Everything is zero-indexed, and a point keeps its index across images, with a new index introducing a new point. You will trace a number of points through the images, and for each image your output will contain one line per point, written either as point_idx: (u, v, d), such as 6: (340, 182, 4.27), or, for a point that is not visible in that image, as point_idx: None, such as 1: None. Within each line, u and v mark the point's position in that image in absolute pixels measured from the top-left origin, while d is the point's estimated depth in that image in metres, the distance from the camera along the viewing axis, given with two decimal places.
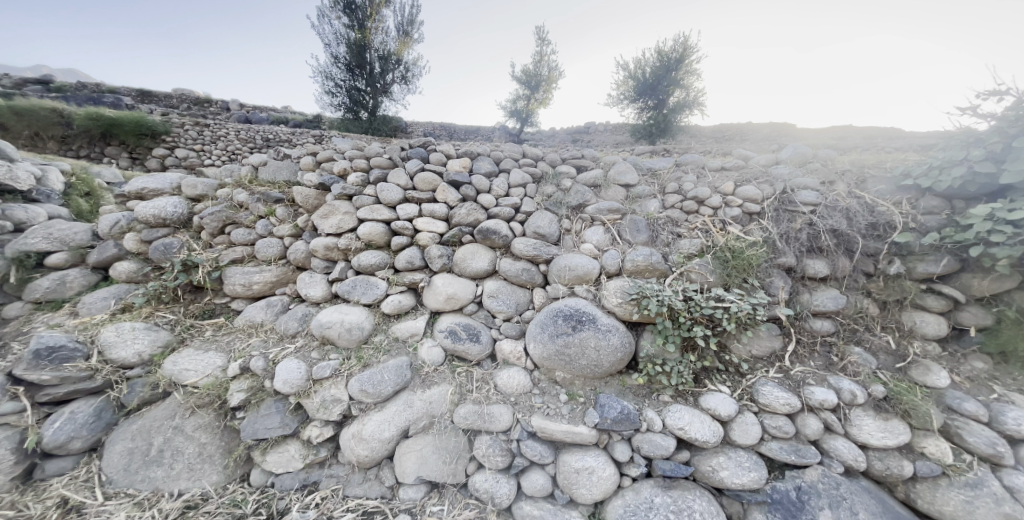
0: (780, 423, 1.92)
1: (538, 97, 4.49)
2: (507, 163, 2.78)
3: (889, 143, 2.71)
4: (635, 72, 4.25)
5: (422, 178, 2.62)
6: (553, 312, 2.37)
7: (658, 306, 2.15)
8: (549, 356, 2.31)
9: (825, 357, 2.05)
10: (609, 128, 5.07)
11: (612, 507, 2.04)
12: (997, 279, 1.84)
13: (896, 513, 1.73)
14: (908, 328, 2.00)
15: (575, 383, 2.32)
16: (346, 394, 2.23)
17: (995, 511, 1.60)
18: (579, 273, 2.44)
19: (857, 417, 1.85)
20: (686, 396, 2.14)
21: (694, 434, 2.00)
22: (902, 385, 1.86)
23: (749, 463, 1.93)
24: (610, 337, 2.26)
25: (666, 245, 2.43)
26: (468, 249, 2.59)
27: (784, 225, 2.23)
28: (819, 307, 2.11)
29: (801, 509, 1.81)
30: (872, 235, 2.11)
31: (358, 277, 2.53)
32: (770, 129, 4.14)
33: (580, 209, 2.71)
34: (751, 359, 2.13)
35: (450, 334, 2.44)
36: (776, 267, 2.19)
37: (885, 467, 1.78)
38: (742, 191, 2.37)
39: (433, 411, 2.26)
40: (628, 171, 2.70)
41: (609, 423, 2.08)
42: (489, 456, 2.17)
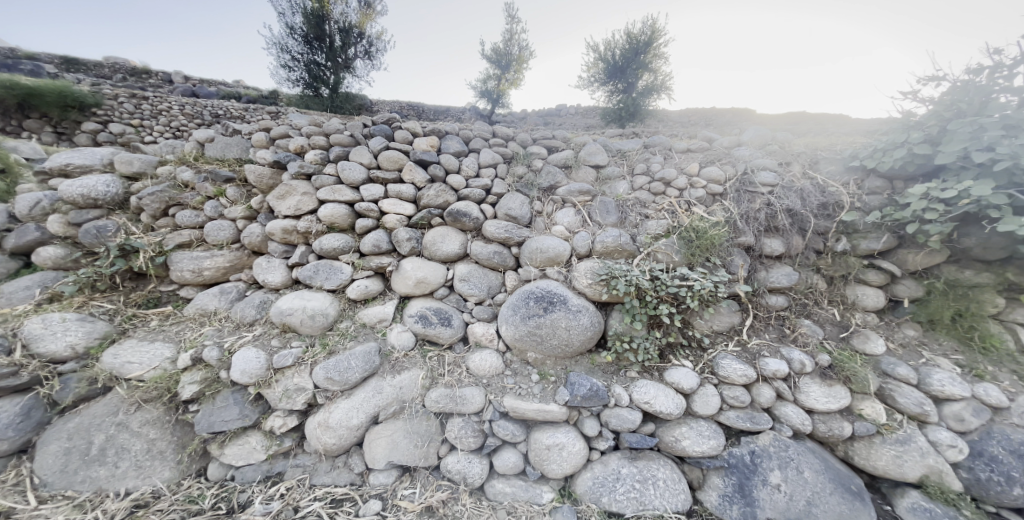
0: (736, 393, 2.03)
1: (509, 77, 4.38)
2: (477, 142, 2.70)
3: (841, 128, 2.85)
4: (604, 53, 4.22)
5: (387, 157, 2.50)
6: (525, 294, 2.38)
7: (626, 286, 2.19)
8: (521, 337, 2.32)
9: (778, 329, 2.18)
10: (580, 110, 5.05)
11: (582, 480, 2.10)
12: (929, 254, 2.00)
13: (836, 470, 1.89)
14: (851, 301, 2.15)
15: (546, 364, 2.35)
16: (310, 382, 2.15)
17: (919, 462, 1.77)
18: (550, 255, 2.44)
19: (806, 384, 1.98)
20: (652, 371, 2.22)
21: (659, 407, 2.08)
22: (845, 353, 2.00)
23: (708, 431, 2.04)
24: (581, 317, 2.29)
25: (634, 226, 2.47)
26: (438, 232, 2.53)
27: (745, 205, 2.31)
28: (774, 284, 2.22)
29: (754, 471, 1.93)
30: (824, 214, 2.22)
31: (321, 261, 2.42)
32: (733, 113, 4.26)
33: (551, 190, 2.70)
34: (712, 334, 2.23)
35: (420, 318, 2.39)
36: (736, 246, 2.27)
37: (828, 430, 1.93)
38: (706, 172, 2.44)
39: (403, 396, 2.23)
40: (598, 153, 2.71)
41: (578, 400, 2.13)
42: (461, 438, 2.17)
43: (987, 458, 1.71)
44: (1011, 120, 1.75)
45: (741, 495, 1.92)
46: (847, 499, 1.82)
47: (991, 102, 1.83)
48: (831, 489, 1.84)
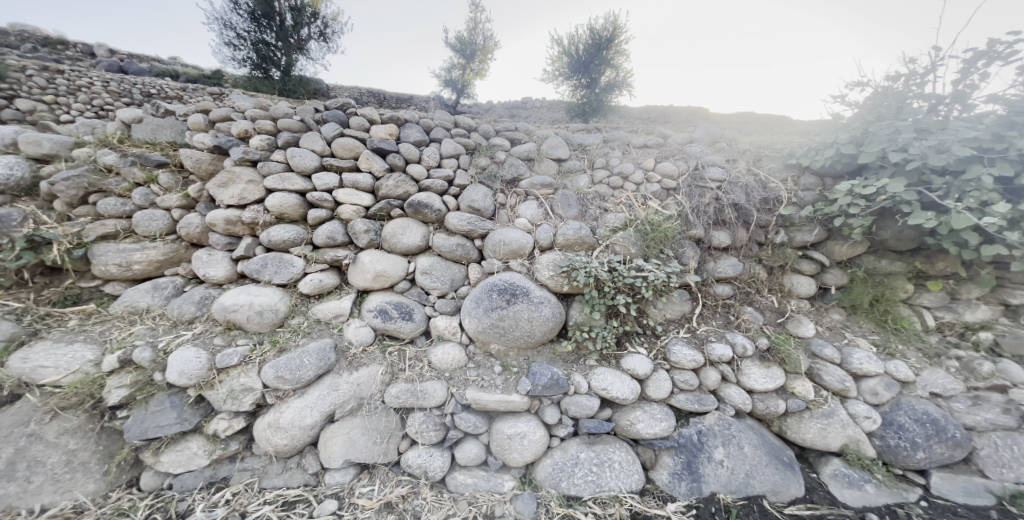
0: (686, 377, 2.15)
1: (474, 67, 4.31)
2: (439, 132, 2.64)
3: (782, 128, 3.06)
4: (568, 48, 4.25)
5: (342, 145, 2.39)
6: (488, 287, 2.37)
7: (586, 277, 2.24)
8: (484, 329, 2.32)
9: (724, 316, 2.32)
10: (546, 104, 5.08)
11: (542, 467, 2.15)
12: (853, 245, 2.20)
13: (771, 444, 2.06)
14: (788, 289, 2.33)
15: (509, 355, 2.36)
16: (258, 382, 2.03)
17: (841, 433, 1.96)
18: (513, 247, 2.45)
19: (747, 367, 2.13)
20: (610, 359, 2.30)
21: (615, 393, 2.17)
22: (781, 336, 2.17)
23: (660, 414, 2.16)
24: (543, 308, 2.32)
25: (594, 219, 2.54)
26: (398, 224, 2.46)
27: (696, 199, 2.44)
28: (721, 274, 2.36)
29: (701, 449, 2.07)
30: (765, 209, 2.38)
31: (270, 254, 2.28)
32: (689, 112, 4.46)
33: (514, 183, 2.69)
34: (665, 322, 2.35)
35: (380, 313, 2.32)
36: (688, 239, 2.39)
37: (765, 407, 2.09)
38: (661, 167, 2.55)
39: (361, 393, 2.16)
40: (560, 146, 2.74)
41: (540, 389, 2.17)
42: (422, 432, 2.15)
43: (896, 427, 1.91)
44: (921, 124, 1.92)
45: (688, 472, 2.05)
46: (780, 470, 1.99)
47: (906, 107, 2.02)
48: (767, 462, 2.01)
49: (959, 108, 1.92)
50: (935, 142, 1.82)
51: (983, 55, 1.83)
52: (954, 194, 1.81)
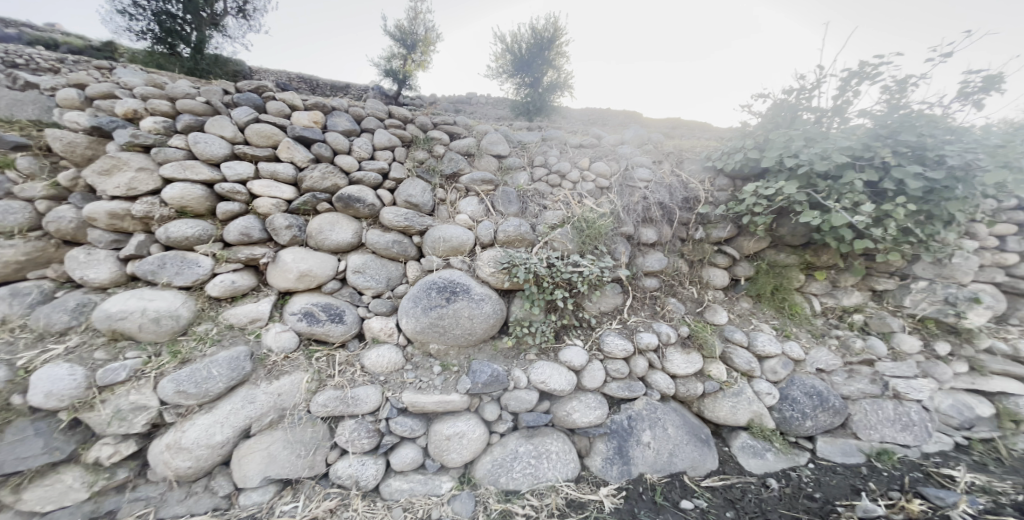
0: (618, 366, 2.27)
1: (416, 59, 4.17)
2: (371, 122, 2.51)
3: (703, 133, 3.35)
4: (511, 45, 4.27)
5: (257, 132, 2.19)
6: (426, 285, 2.30)
7: (525, 274, 2.26)
8: (422, 329, 2.25)
9: (652, 307, 2.49)
10: (492, 101, 5.08)
11: (481, 465, 2.14)
12: (758, 240, 2.46)
13: (691, 423, 2.25)
14: (706, 281, 2.55)
15: (449, 354, 2.32)
16: (154, 399, 1.79)
17: (747, 409, 2.19)
18: (453, 244, 2.41)
19: (671, 354, 2.30)
20: (548, 353, 2.35)
21: (553, 385, 2.22)
22: (700, 324, 2.37)
23: (595, 403, 2.25)
24: (483, 305, 2.30)
25: (534, 216, 2.58)
26: (326, 219, 2.31)
27: (626, 198, 2.59)
28: (649, 268, 2.52)
29: (631, 433, 2.19)
30: (686, 207, 2.58)
31: (169, 253, 2.01)
32: (626, 116, 4.71)
33: (454, 178, 2.64)
34: (599, 315, 2.45)
35: (306, 316, 2.16)
36: (620, 235, 2.52)
37: (685, 390, 2.27)
38: (595, 167, 2.68)
39: (283, 404, 1.99)
40: (499, 142, 2.72)
41: (479, 387, 2.16)
42: (354, 441, 2.03)
43: (790, 400, 2.17)
44: (809, 134, 2.18)
45: (619, 456, 2.16)
46: (698, 447, 2.17)
47: (798, 118, 2.28)
48: (687, 440, 2.18)
49: (838, 121, 2.21)
50: (820, 150, 2.07)
51: (855, 75, 2.12)
52: (833, 195, 2.09)
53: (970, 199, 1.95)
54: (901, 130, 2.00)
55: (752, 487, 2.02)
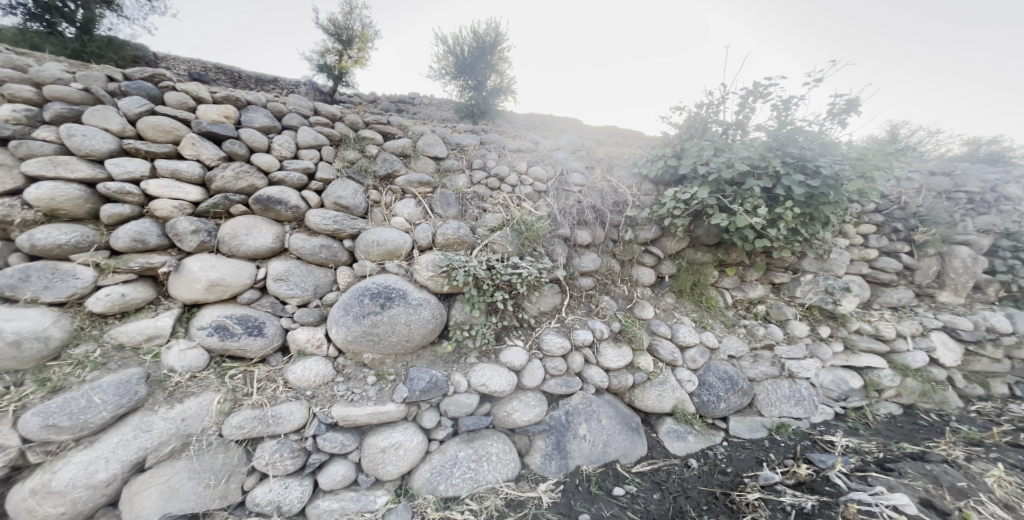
0: (556, 364, 2.35)
1: (352, 54, 3.97)
2: (294, 118, 2.35)
3: (634, 141, 3.59)
4: (453, 48, 4.25)
5: (153, 125, 1.96)
6: (359, 291, 2.20)
7: (464, 277, 2.25)
8: (354, 338, 2.14)
9: (588, 306, 2.61)
10: (436, 102, 5.01)
11: (419, 474, 2.08)
12: (679, 241, 2.69)
13: (623, 414, 2.38)
14: (636, 279, 2.73)
15: (385, 363, 2.23)
16: (14, 437, 1.52)
17: (672, 396, 2.38)
18: (388, 248, 2.33)
19: (604, 349, 2.43)
20: (489, 355, 2.36)
21: (493, 387, 2.23)
22: (630, 320, 2.53)
23: (534, 401, 2.30)
24: (421, 310, 2.24)
25: (474, 218, 2.58)
26: (242, 223, 2.11)
27: (562, 202, 2.69)
28: (584, 268, 2.63)
29: (568, 428, 2.27)
30: (616, 210, 2.74)
31: (36, 263, 1.72)
32: (567, 122, 4.91)
33: (389, 179, 2.55)
34: (539, 315, 2.51)
35: (218, 330, 1.96)
36: (557, 237, 2.61)
37: (618, 383, 2.41)
38: (532, 171, 2.75)
39: (188, 430, 1.78)
40: (436, 144, 2.67)
41: (417, 394, 2.10)
42: (275, 463, 1.87)
43: (707, 385, 2.39)
44: (717, 144, 2.42)
45: (557, 451, 2.22)
46: (629, 435, 2.30)
47: (709, 130, 2.53)
48: (619, 429, 2.30)
49: (741, 134, 2.49)
50: (726, 159, 2.31)
51: (751, 94, 2.40)
52: (736, 200, 2.34)
53: (840, 203, 2.29)
54: (787, 143, 2.30)
55: (675, 469, 2.19)
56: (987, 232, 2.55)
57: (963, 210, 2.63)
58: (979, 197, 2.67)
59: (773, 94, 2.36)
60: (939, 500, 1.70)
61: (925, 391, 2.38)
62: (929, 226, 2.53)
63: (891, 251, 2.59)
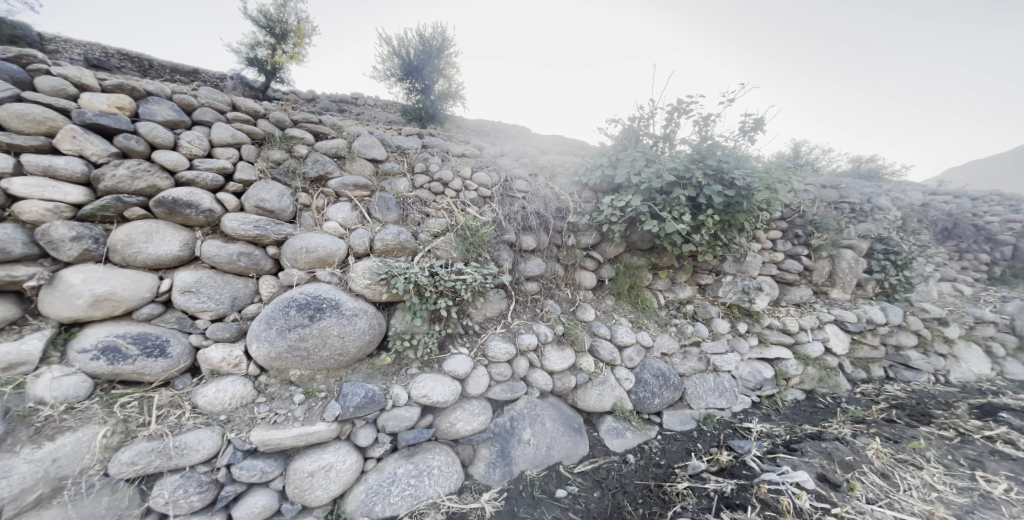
0: (501, 370, 2.34)
1: (287, 49, 3.72)
2: (206, 113, 2.13)
3: (577, 150, 3.73)
4: (398, 50, 4.14)
5: (18, 114, 1.68)
6: (284, 303, 2.03)
7: (405, 284, 2.17)
8: (279, 354, 1.97)
9: (533, 310, 2.65)
10: (382, 104, 4.84)
11: (353, 496, 1.94)
12: (617, 246, 2.84)
13: (567, 415, 2.42)
14: (578, 283, 2.82)
15: (316, 379, 2.07)
16: None
17: (612, 394, 2.48)
18: (319, 255, 2.18)
19: (548, 352, 2.47)
20: (432, 364, 2.29)
21: (435, 397, 2.16)
22: (572, 322, 2.61)
23: (478, 409, 2.26)
24: (356, 320, 2.12)
25: (415, 223, 2.50)
26: (139, 228, 1.86)
27: (507, 207, 2.71)
28: (529, 273, 2.67)
29: (512, 433, 2.26)
30: (560, 217, 2.81)
31: None
32: (515, 129, 4.99)
33: (321, 182, 2.40)
34: (484, 321, 2.50)
35: (107, 352, 1.70)
36: (502, 243, 2.62)
37: (561, 385, 2.46)
38: (477, 177, 2.73)
39: (62, 472, 1.53)
40: (374, 146, 2.56)
41: (351, 411, 1.97)
42: (177, 501, 1.66)
43: (643, 382, 2.53)
44: (648, 155, 2.60)
45: (501, 459, 2.20)
46: (572, 435, 2.35)
47: (641, 142, 2.71)
48: (562, 431, 2.34)
49: (669, 147, 2.69)
50: (656, 170, 2.48)
51: (676, 110, 2.59)
52: (666, 207, 2.51)
53: (752, 211, 2.54)
54: (708, 156, 2.52)
55: (615, 465, 2.27)
56: (866, 238, 2.98)
57: (848, 218, 3.04)
58: (859, 206, 3.11)
59: (693, 111, 2.57)
60: (832, 474, 1.93)
61: (822, 377, 2.71)
62: (823, 232, 2.91)
63: (794, 254, 2.93)
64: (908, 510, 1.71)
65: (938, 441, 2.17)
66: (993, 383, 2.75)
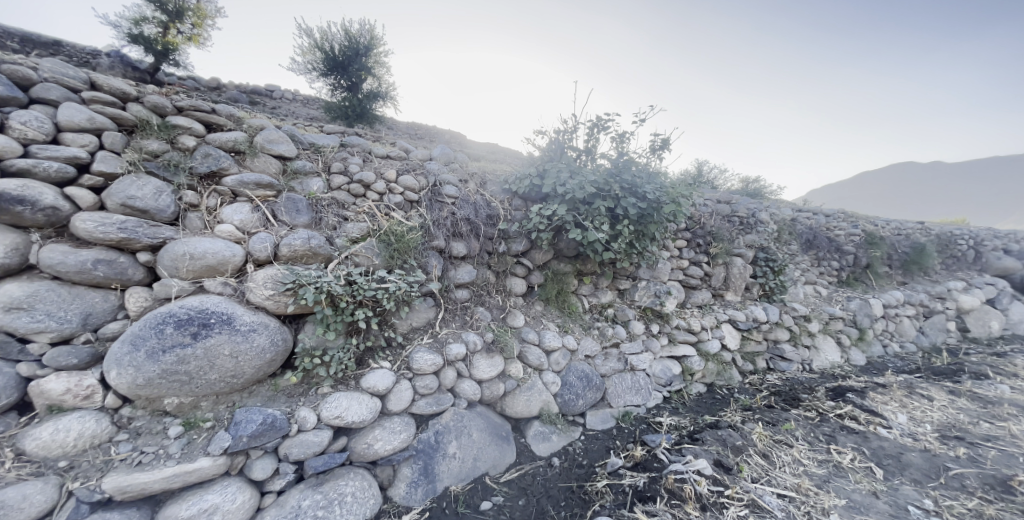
0: (426, 382, 2.25)
1: (182, 29, 3.25)
2: (52, 91, 1.80)
3: (509, 159, 3.80)
4: (321, 43, 3.84)
5: None
6: (157, 319, 1.71)
7: (315, 294, 1.97)
8: (149, 381, 1.65)
9: (462, 318, 2.60)
10: (303, 99, 4.47)
11: None
12: (545, 253, 2.93)
13: (494, 424, 2.39)
14: (508, 290, 2.85)
15: (200, 407, 1.78)
16: None
17: (538, 399, 2.52)
18: (209, 262, 1.89)
19: (476, 360, 2.44)
20: (348, 381, 2.11)
21: (350, 418, 1.99)
22: (501, 330, 2.61)
23: (400, 426, 2.13)
24: (253, 337, 1.86)
25: (331, 228, 2.29)
26: None
27: (436, 213, 2.63)
28: (459, 280, 2.63)
29: (436, 449, 2.15)
30: (490, 223, 2.80)
31: None
32: (450, 134, 4.93)
33: (214, 178, 2.11)
34: (410, 331, 2.39)
35: None
36: (430, 249, 2.53)
37: (489, 393, 2.44)
38: (403, 180, 2.61)
39: None
40: (281, 141, 2.33)
41: (244, 441, 1.72)
42: None
43: (568, 385, 2.62)
44: (572, 167, 2.73)
45: (424, 476, 2.07)
46: (498, 445, 2.32)
47: (565, 155, 2.85)
48: (489, 441, 2.30)
49: (591, 160, 2.85)
50: (579, 182, 2.61)
51: (596, 126, 2.76)
52: (588, 217, 2.64)
53: (661, 222, 2.80)
54: (624, 170, 2.73)
55: (541, 470, 2.28)
56: (752, 247, 3.46)
57: (738, 230, 3.50)
58: (746, 220, 3.60)
59: (610, 128, 2.76)
60: (726, 459, 2.16)
61: (719, 371, 3.05)
62: (719, 242, 3.31)
63: (696, 261, 3.29)
64: (782, 485, 1.97)
65: (804, 421, 2.55)
66: (842, 369, 3.34)
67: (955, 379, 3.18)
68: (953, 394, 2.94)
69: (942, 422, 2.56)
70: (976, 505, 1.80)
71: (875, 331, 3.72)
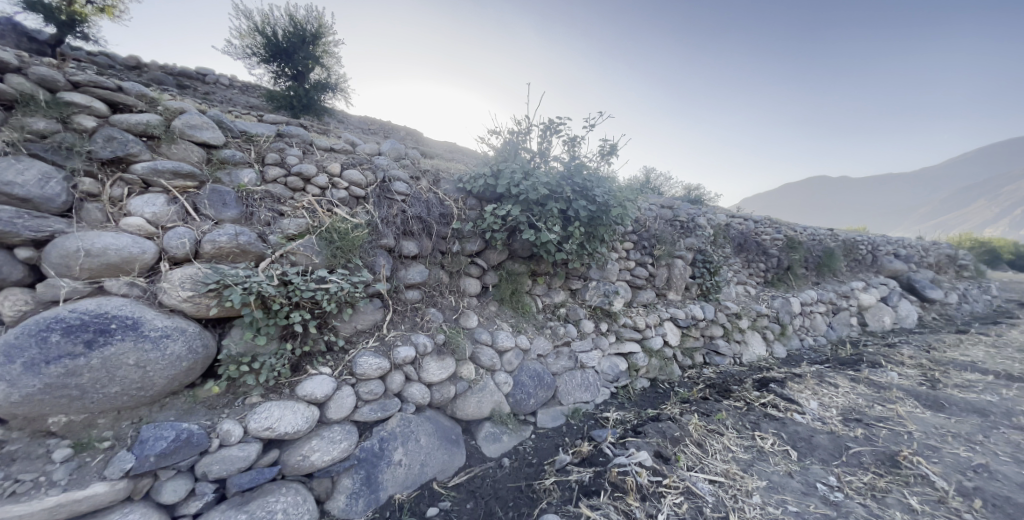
0: (370, 387, 2.14)
1: None
2: None
3: (465, 158, 3.75)
4: (261, 26, 3.56)
5: None
6: (40, 326, 1.47)
7: (242, 296, 1.79)
8: (27, 398, 1.42)
9: (412, 319, 2.51)
10: (242, 86, 4.12)
11: None
12: (499, 253, 2.92)
13: (443, 428, 2.34)
14: (462, 290, 2.80)
15: (97, 424, 1.56)
16: None
17: (489, 400, 2.50)
18: (110, 260, 1.67)
19: (426, 363, 2.37)
20: (281, 389, 1.95)
21: (282, 429, 1.84)
22: (453, 331, 2.56)
23: (341, 435, 2.00)
24: (165, 345, 1.66)
25: (264, 224, 2.11)
26: None
27: (384, 210, 2.52)
28: (409, 281, 2.55)
29: (380, 457, 2.06)
30: (443, 222, 2.74)
31: None
32: (406, 132, 4.79)
33: (120, 166, 1.87)
34: (354, 334, 2.26)
35: None
36: (378, 248, 2.43)
37: (439, 396, 2.38)
38: (347, 175, 2.48)
39: None
40: (206, 127, 2.12)
41: (151, 462, 1.53)
42: None
43: (520, 384, 2.63)
44: (524, 168, 2.75)
45: (366, 486, 1.96)
46: (447, 449, 2.27)
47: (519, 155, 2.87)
48: (437, 445, 2.24)
49: (543, 162, 2.89)
50: (531, 183, 2.64)
51: (548, 128, 2.81)
52: (541, 218, 2.67)
53: (609, 224, 2.91)
54: (575, 173, 2.80)
55: (490, 471, 2.26)
56: (692, 249, 3.70)
57: (680, 234, 3.73)
58: (687, 224, 3.85)
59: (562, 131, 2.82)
60: (665, 450, 2.28)
61: (662, 366, 3.23)
62: (662, 245, 3.50)
63: (642, 262, 3.45)
64: (714, 471, 2.11)
65: (733, 410, 2.77)
66: (767, 361, 3.67)
67: (856, 368, 3.62)
68: (854, 381, 3.34)
69: (845, 406, 2.90)
70: (870, 479, 2.05)
71: (794, 326, 4.13)
